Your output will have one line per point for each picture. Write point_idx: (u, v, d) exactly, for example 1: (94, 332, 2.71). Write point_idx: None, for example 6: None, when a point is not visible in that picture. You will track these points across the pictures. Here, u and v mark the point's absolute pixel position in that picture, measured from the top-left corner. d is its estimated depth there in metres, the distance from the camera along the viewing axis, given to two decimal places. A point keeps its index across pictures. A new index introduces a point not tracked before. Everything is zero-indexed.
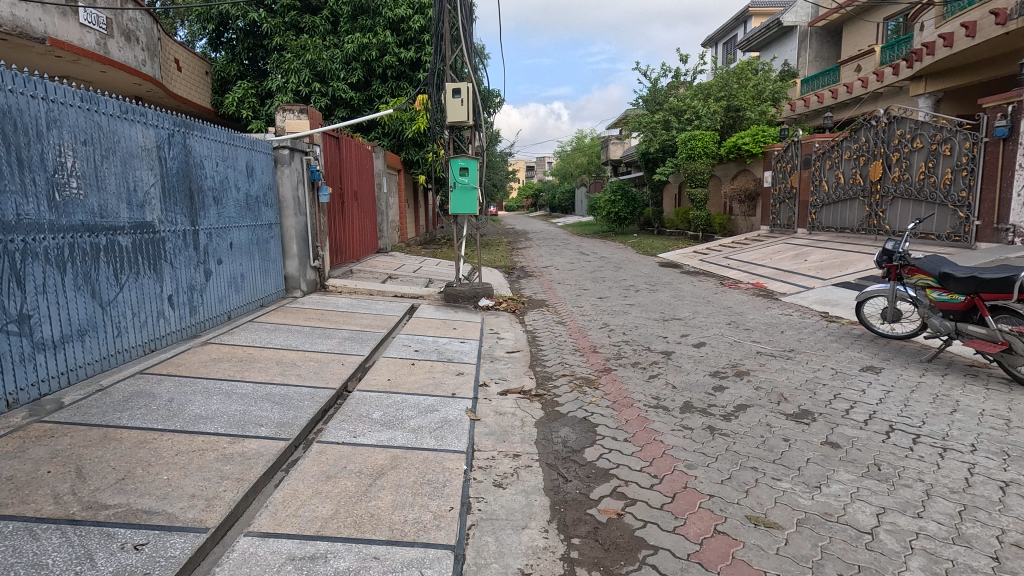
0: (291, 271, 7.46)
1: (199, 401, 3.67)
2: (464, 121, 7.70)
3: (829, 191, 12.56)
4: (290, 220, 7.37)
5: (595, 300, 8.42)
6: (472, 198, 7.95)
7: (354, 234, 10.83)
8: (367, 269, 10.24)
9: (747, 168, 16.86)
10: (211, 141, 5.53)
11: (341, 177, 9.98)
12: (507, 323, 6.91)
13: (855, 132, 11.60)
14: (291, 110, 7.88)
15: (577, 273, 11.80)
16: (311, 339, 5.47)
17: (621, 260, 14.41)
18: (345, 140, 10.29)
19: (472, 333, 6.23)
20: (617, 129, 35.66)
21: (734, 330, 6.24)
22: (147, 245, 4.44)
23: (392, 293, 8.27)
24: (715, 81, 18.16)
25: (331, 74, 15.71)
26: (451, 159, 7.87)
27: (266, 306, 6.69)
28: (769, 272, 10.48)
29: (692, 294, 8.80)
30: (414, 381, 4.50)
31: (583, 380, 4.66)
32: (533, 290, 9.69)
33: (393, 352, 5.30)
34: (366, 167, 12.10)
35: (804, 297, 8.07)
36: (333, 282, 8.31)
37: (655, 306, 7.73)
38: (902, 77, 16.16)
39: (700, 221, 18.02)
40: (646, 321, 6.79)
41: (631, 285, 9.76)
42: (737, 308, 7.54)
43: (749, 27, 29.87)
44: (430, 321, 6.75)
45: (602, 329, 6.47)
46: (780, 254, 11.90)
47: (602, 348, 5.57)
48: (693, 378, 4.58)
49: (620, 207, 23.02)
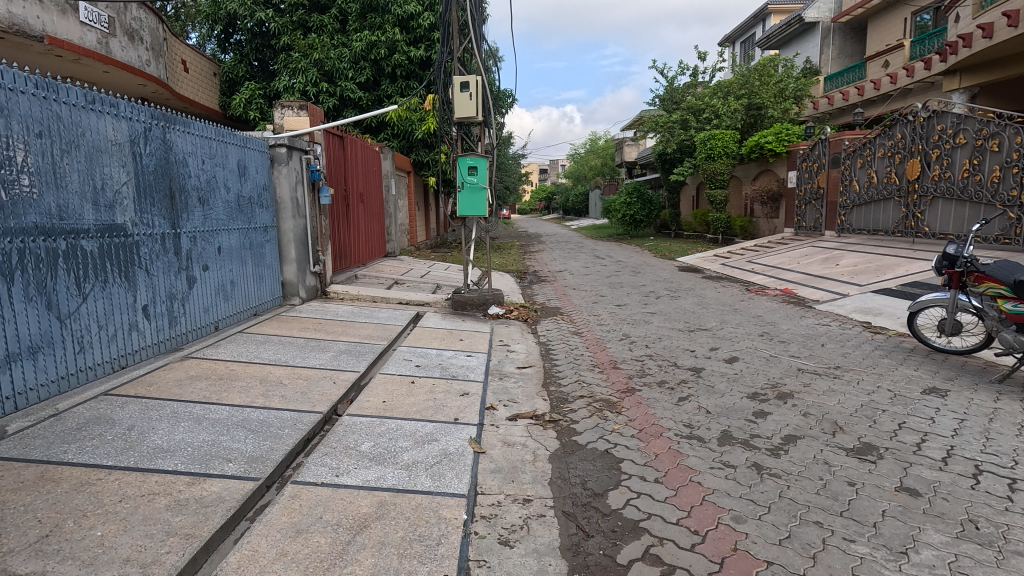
0: (288, 276, 7.02)
1: (162, 429, 3.20)
2: (473, 117, 7.18)
3: (861, 191, 11.88)
4: (287, 222, 6.94)
5: (614, 307, 7.89)
6: (482, 199, 7.44)
7: (361, 237, 10.43)
8: (373, 274, 9.80)
9: (770, 168, 16.19)
10: (197, 137, 5.11)
11: (346, 177, 9.55)
12: (519, 334, 6.39)
13: (890, 128, 10.91)
14: (290, 106, 7.45)
15: (593, 278, 11.27)
16: (303, 353, 4.99)
17: (639, 264, 13.83)
18: (351, 139, 9.89)
19: (480, 345, 5.72)
20: (632, 130, 35.03)
21: (768, 343, 5.67)
22: (117, 250, 4.01)
23: (397, 300, 7.80)
24: (735, 78, 17.55)
25: (339, 73, 15.34)
26: (459, 158, 7.39)
27: (260, 315, 6.25)
28: (798, 277, 9.85)
29: (717, 301, 8.22)
30: (412, 403, 4.01)
31: (603, 402, 4.12)
32: (547, 297, 9.18)
33: (392, 368, 4.81)
34: (374, 169, 11.68)
35: (841, 305, 7.46)
36: (335, 289, 7.86)
37: (678, 314, 7.17)
38: (935, 71, 15.42)
39: (721, 224, 17.47)
40: (670, 332, 6.23)
41: (651, 291, 9.21)
42: (768, 317, 6.95)
43: (768, 24, 29.13)
44: (435, 332, 6.26)
45: (623, 341, 5.92)
46: (809, 258, 11.24)
47: (623, 364, 5.04)
48: (729, 400, 4.02)
49: (636, 209, 22.42)
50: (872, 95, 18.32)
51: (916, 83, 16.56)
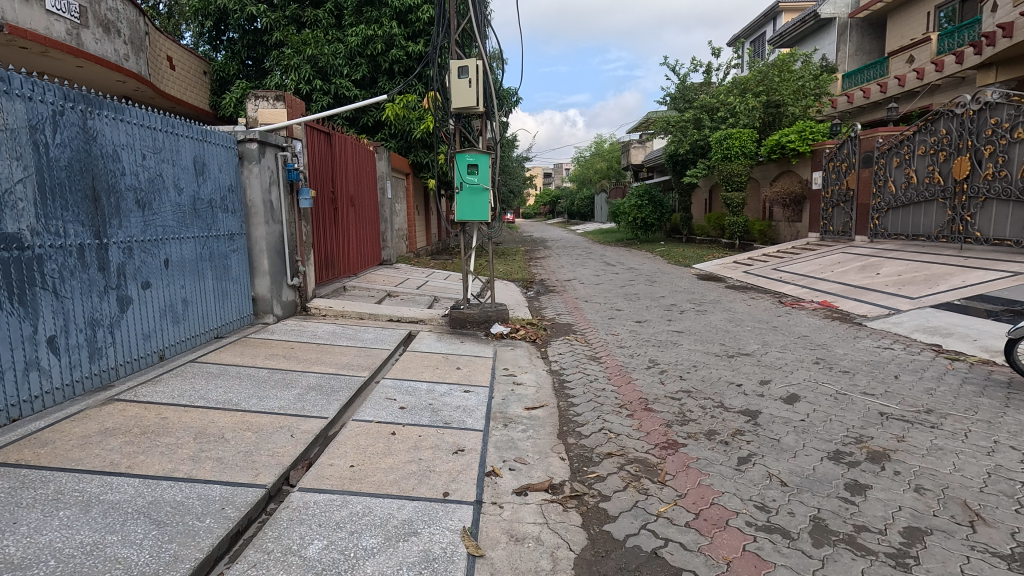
0: (261, 291, 6.10)
1: (28, 525, 2.27)
2: (474, 107, 6.26)
3: (897, 192, 10.91)
4: (259, 229, 6.02)
5: (634, 325, 6.93)
6: (484, 202, 6.51)
7: (351, 244, 9.53)
8: (364, 285, 8.88)
9: (791, 169, 15.23)
10: (136, 127, 4.20)
11: (333, 178, 8.66)
12: (528, 360, 5.44)
13: (933, 124, 9.93)
14: (264, 97, 6.56)
15: (606, 288, 10.33)
16: (261, 392, 4.05)
17: (654, 271, 12.89)
18: (340, 136, 9.05)
19: (482, 376, 4.79)
20: (638, 133, 34.10)
21: (829, 373, 4.70)
22: (10, 268, 3.11)
23: (386, 315, 6.87)
24: (752, 74, 16.63)
25: (334, 70, 14.48)
26: (457, 154, 6.44)
27: (223, 338, 5.32)
28: (835, 288, 8.87)
29: (750, 317, 7.25)
30: (390, 468, 3.05)
31: (639, 465, 3.15)
32: (557, 311, 8.24)
33: (370, 412, 3.85)
34: (367, 170, 10.79)
35: (897, 322, 6.46)
36: (317, 304, 6.93)
37: (711, 335, 6.21)
38: (968, 65, 14.48)
39: (738, 228, 16.51)
40: (705, 358, 5.29)
41: (673, 305, 8.25)
42: (816, 338, 5.98)
43: (779, 22, 28.21)
44: (429, 358, 5.32)
45: (651, 370, 4.96)
46: (844, 266, 10.25)
47: (657, 405, 4.08)
48: (807, 466, 3.03)
49: (646, 213, 21.44)
50: (896, 92, 17.45)
51: (945, 78, 15.65)
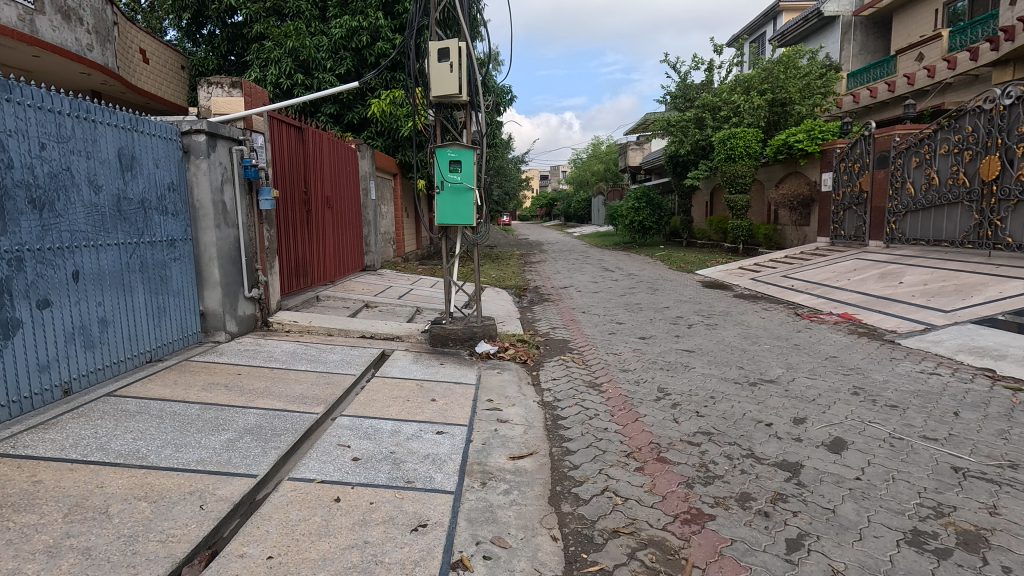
0: (212, 305, 5.33)
1: None
2: (456, 96, 5.49)
3: (917, 195, 10.19)
4: (208, 233, 5.23)
5: (638, 342, 6.15)
6: (468, 204, 5.73)
7: (328, 250, 8.79)
8: (340, 294, 8.08)
9: (798, 171, 14.52)
10: (30, 109, 3.43)
11: (305, 177, 7.90)
12: (517, 388, 4.66)
13: (959, 121, 9.22)
14: (218, 83, 5.76)
15: (605, 297, 9.57)
16: (180, 437, 3.26)
17: (655, 278, 12.14)
18: (314, 131, 8.30)
19: (460, 412, 4.00)
20: (635, 134, 33.38)
21: (874, 408, 3.94)
22: None
23: (358, 331, 6.09)
24: (756, 71, 15.93)
25: (316, 64, 13.67)
26: (437, 149, 5.66)
27: (158, 362, 4.54)
28: (856, 299, 8.14)
29: (767, 333, 6.49)
30: (321, 560, 2.26)
31: (656, 551, 2.38)
32: (552, 324, 7.46)
33: (313, 466, 3.07)
34: (348, 169, 10.02)
35: (936, 340, 5.69)
36: (280, 318, 6.14)
37: (727, 356, 5.44)
38: (984, 62, 13.85)
39: (742, 231, 15.76)
40: (724, 386, 4.52)
41: (679, 317, 7.48)
42: (847, 360, 5.22)
43: (779, 22, 27.60)
44: (401, 386, 4.55)
45: (662, 404, 4.18)
46: (861, 273, 9.52)
47: (674, 454, 3.30)
48: (882, 557, 2.26)
49: (645, 215, 20.70)
50: (905, 90, 16.84)
51: (957, 75, 15.01)
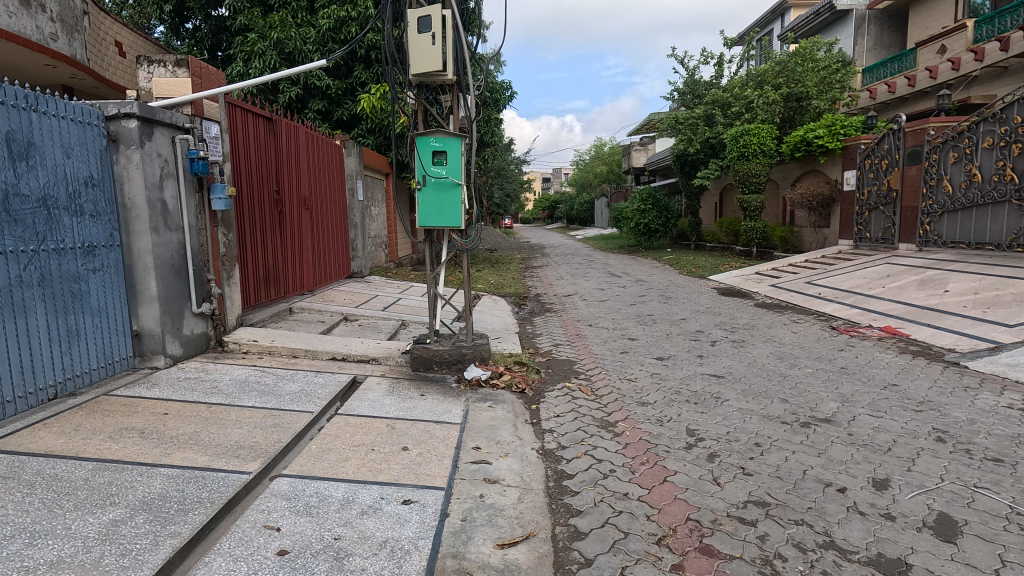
0: (148, 324, 4.46)
1: None
2: (440, 74, 4.62)
3: (955, 192, 9.30)
4: (142, 238, 4.36)
5: (655, 364, 5.26)
6: (454, 203, 4.84)
7: (307, 255, 7.96)
8: (317, 306, 7.19)
9: (817, 169, 13.62)
10: None
11: (275, 175, 7.02)
12: (512, 429, 3.78)
13: (1006, 111, 8.32)
14: (160, 61, 4.86)
15: (612, 306, 8.70)
16: (46, 521, 2.37)
17: (666, 284, 11.27)
18: (287, 124, 7.42)
19: (437, 469, 3.12)
20: (639, 135, 32.53)
21: (973, 464, 3.04)
22: None
23: (327, 353, 5.20)
24: (770, 65, 15.04)
25: (303, 57, 12.81)
26: (418, 138, 4.78)
27: (64, 399, 3.67)
28: (896, 310, 7.23)
29: (803, 352, 5.59)
30: None
31: None
32: (554, 339, 6.58)
33: (217, 568, 2.17)
34: (330, 166, 9.14)
35: (1012, 363, 4.78)
36: (239, 338, 5.27)
37: (765, 385, 4.54)
38: (1015, 52, 13.02)
39: (756, 234, 14.86)
40: (770, 430, 3.61)
41: (700, 332, 6.58)
42: (911, 390, 4.33)
43: (787, 19, 26.73)
44: (369, 427, 3.67)
45: (695, 455, 3.28)
46: (896, 280, 8.61)
47: (726, 542, 2.40)
48: None
49: (651, 217, 19.82)
50: (928, 84, 16.04)
51: (985, 68, 14.16)
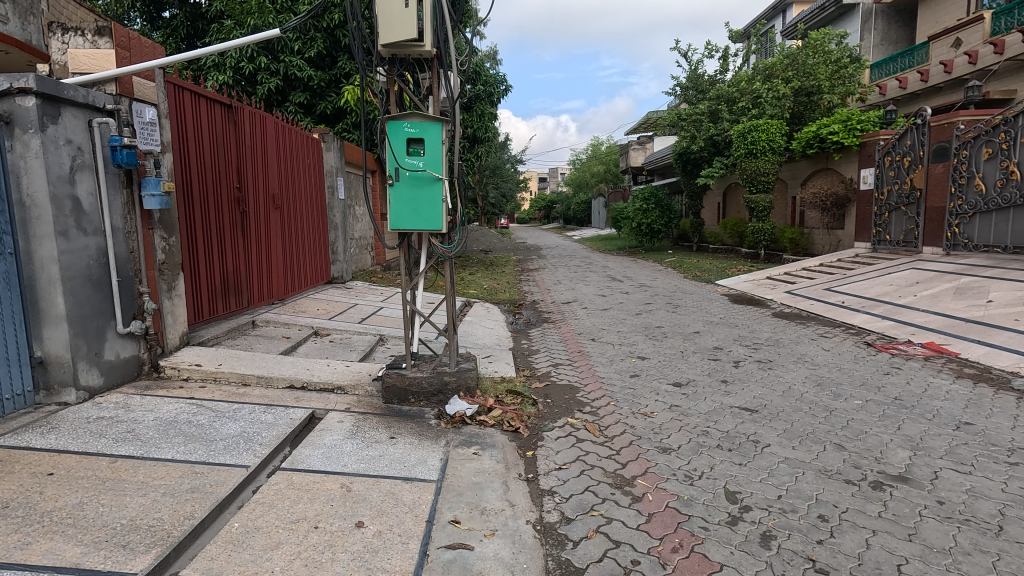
0: (53, 350, 3.62)
1: None
2: (416, 45, 3.81)
3: (990, 191, 8.55)
4: (45, 244, 3.53)
5: (672, 393, 4.45)
6: (433, 201, 4.01)
7: (277, 260, 7.12)
8: (284, 318, 6.33)
9: (829, 167, 12.85)
10: None
11: (237, 170, 6.17)
12: (501, 491, 2.96)
13: None
14: (77, 29, 4.03)
15: (616, 316, 7.90)
16: None
17: (672, 291, 10.48)
18: (251, 113, 6.56)
19: (398, 562, 2.30)
20: (637, 135, 31.77)
21: None
22: None
23: (284, 381, 4.36)
24: (778, 58, 14.31)
25: (282, 45, 11.90)
26: (390, 123, 3.94)
27: None
28: (936, 323, 6.45)
29: (844, 376, 4.80)
30: None
31: None
32: (553, 358, 5.77)
33: None
34: (304, 161, 8.28)
35: None
36: (180, 362, 4.44)
37: (812, 424, 3.72)
38: None
39: (764, 236, 14.10)
40: (834, 495, 2.80)
41: (719, 350, 5.78)
42: (992, 431, 3.53)
43: (789, 16, 26.03)
44: (316, 490, 2.84)
45: (744, 537, 2.46)
46: (928, 288, 7.84)
47: None
48: None
49: (653, 217, 19.03)
50: (942, 79, 15.36)
51: (1004, 61, 13.42)
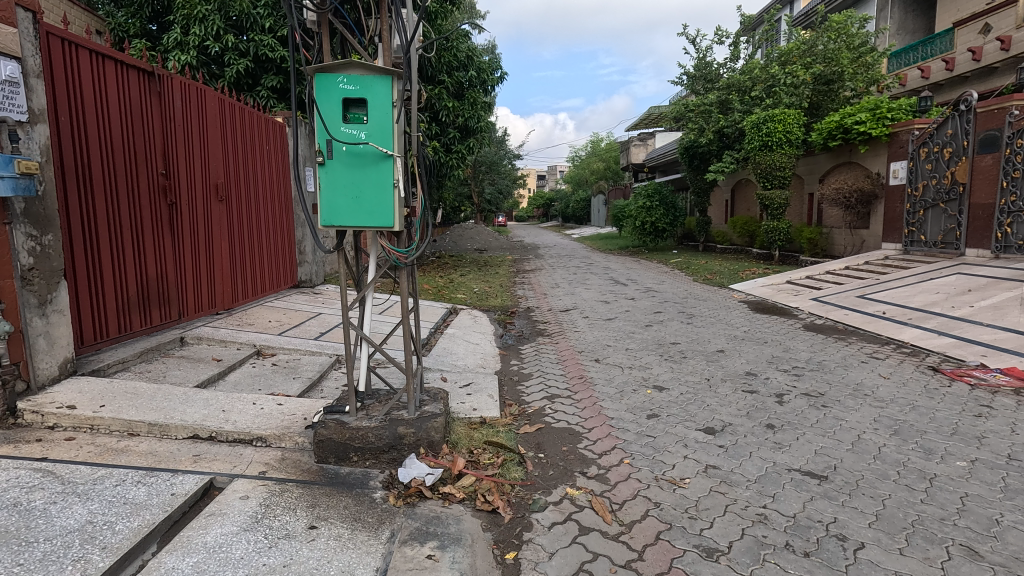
0: None
1: None
2: None
3: None
4: None
5: (705, 446, 3.33)
6: (380, 187, 2.89)
7: (220, 262, 5.99)
8: (219, 333, 5.18)
9: (852, 161, 11.74)
10: None
11: (162, 151, 5.05)
12: None
13: None
14: None
15: (623, 329, 6.78)
16: None
17: (683, 297, 9.38)
18: (184, 84, 5.43)
19: None
20: (638, 130, 30.74)
21: None
22: None
23: (184, 431, 3.23)
24: (796, 43, 13.29)
25: (252, 22, 10.72)
26: (316, 76, 2.81)
27: None
28: (1008, 341, 5.37)
29: (924, 419, 3.69)
30: None
31: None
32: (547, 386, 4.67)
33: None
34: (261, 147, 7.15)
35: None
36: (46, 402, 3.32)
37: (915, 507, 2.60)
38: None
39: (779, 236, 12.90)
40: None
41: (753, 378, 4.66)
42: None
43: (796, 8, 25.08)
44: None
45: None
46: (985, 296, 6.75)
47: None
48: None
49: (657, 215, 17.91)
50: (971, 67, 14.36)
51: None
